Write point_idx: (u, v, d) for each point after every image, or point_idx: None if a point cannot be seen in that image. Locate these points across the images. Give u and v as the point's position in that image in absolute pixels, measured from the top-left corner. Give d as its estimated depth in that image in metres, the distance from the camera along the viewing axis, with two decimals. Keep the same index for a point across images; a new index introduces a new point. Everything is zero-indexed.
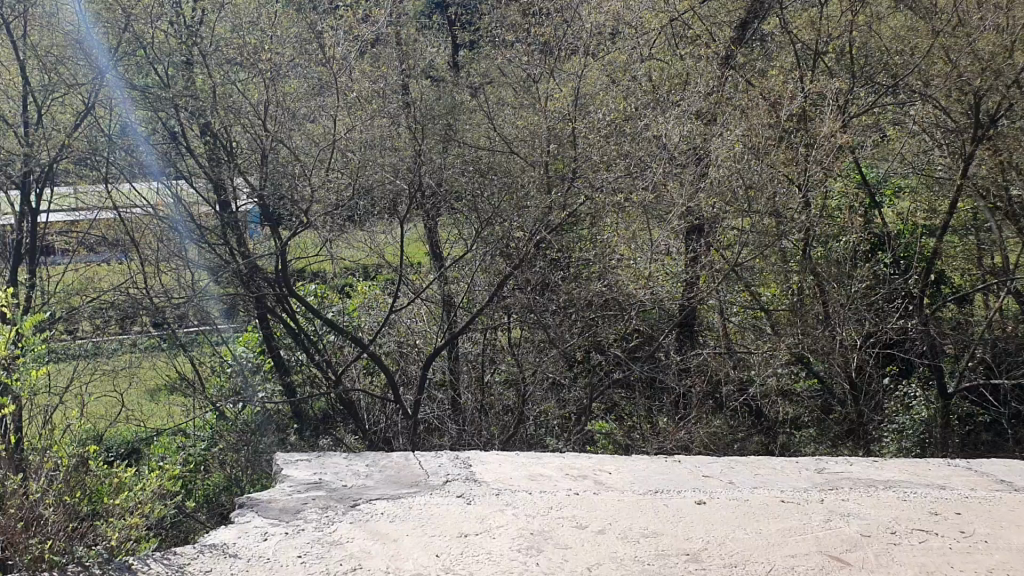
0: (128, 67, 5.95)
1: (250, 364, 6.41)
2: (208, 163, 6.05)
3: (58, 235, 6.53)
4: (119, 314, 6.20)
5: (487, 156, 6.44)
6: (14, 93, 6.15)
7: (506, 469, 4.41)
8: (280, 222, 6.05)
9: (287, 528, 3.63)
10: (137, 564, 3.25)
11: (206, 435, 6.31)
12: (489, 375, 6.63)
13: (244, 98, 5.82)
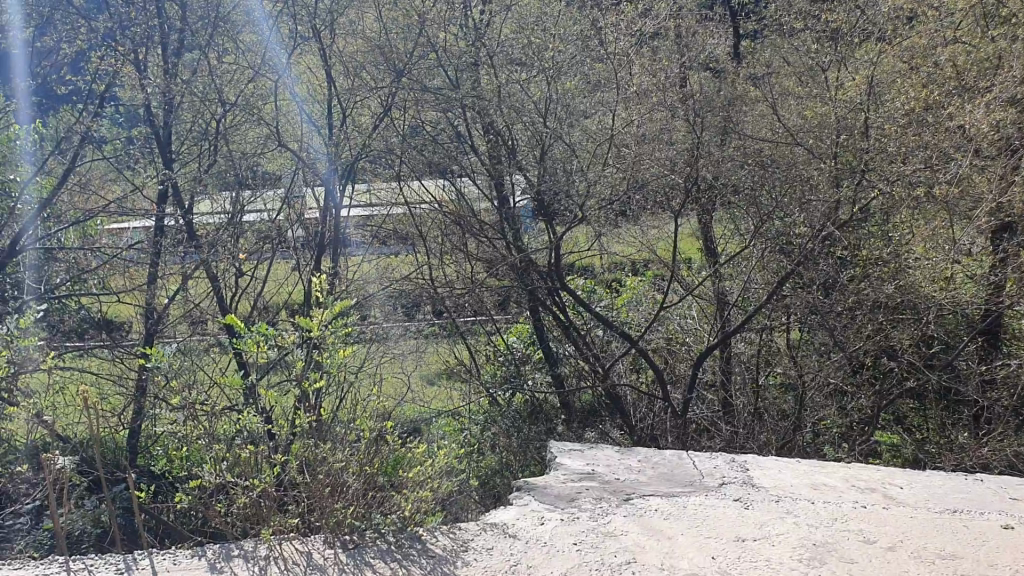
0: (423, 71, 6.27)
1: (518, 354, 6.77)
2: (488, 160, 6.25)
3: (358, 228, 6.83)
4: (411, 298, 6.57)
5: (770, 150, 6.06)
6: (321, 98, 6.68)
7: (786, 476, 4.23)
8: (555, 217, 6.15)
9: (563, 515, 3.69)
10: (427, 536, 3.51)
11: (482, 416, 6.61)
12: (764, 378, 6.46)
13: (525, 96, 5.99)
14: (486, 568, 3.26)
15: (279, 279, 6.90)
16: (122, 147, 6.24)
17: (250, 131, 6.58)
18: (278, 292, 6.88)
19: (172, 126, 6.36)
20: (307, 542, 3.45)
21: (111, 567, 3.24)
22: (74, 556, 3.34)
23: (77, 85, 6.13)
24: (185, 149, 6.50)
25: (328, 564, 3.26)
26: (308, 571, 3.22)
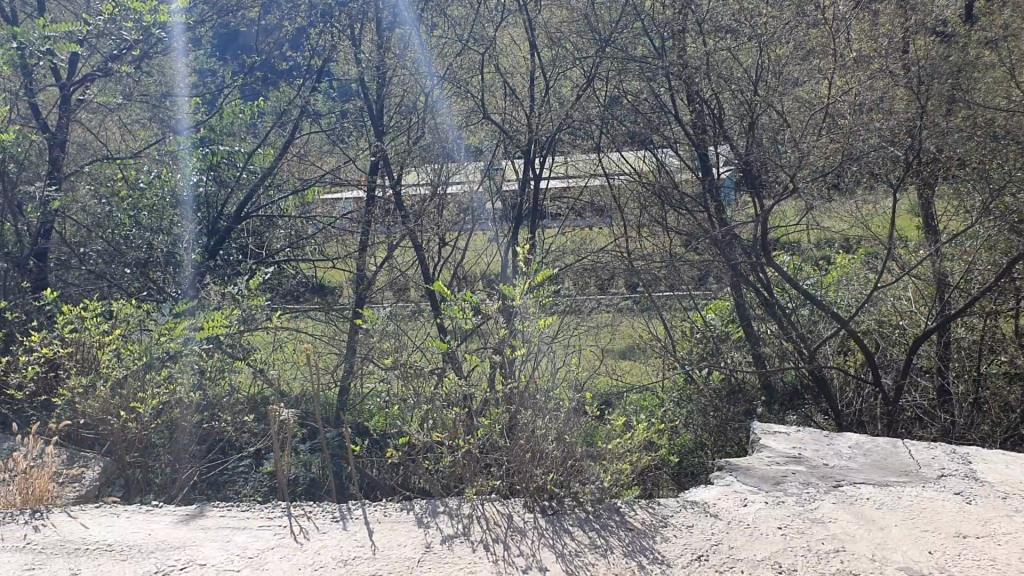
0: (629, 37, 6.19)
1: (717, 332, 6.43)
2: (692, 131, 6.11)
3: (551, 201, 6.82)
4: (603, 274, 6.48)
5: (1004, 118, 5.50)
6: (524, 70, 6.63)
7: (1015, 472, 3.91)
8: (762, 189, 5.91)
9: (767, 497, 3.57)
10: (626, 509, 3.50)
11: (678, 394, 6.41)
12: (986, 367, 5.94)
13: (736, 63, 5.86)
14: (686, 544, 3.21)
15: (478, 250, 6.78)
16: (337, 120, 6.59)
17: (457, 104, 6.63)
18: (475, 263, 6.78)
19: (384, 99, 6.58)
20: (507, 505, 3.55)
21: (328, 514, 3.51)
22: (295, 503, 3.65)
23: (298, 63, 6.69)
24: (394, 122, 6.62)
25: (527, 527, 3.33)
26: (509, 532, 3.29)
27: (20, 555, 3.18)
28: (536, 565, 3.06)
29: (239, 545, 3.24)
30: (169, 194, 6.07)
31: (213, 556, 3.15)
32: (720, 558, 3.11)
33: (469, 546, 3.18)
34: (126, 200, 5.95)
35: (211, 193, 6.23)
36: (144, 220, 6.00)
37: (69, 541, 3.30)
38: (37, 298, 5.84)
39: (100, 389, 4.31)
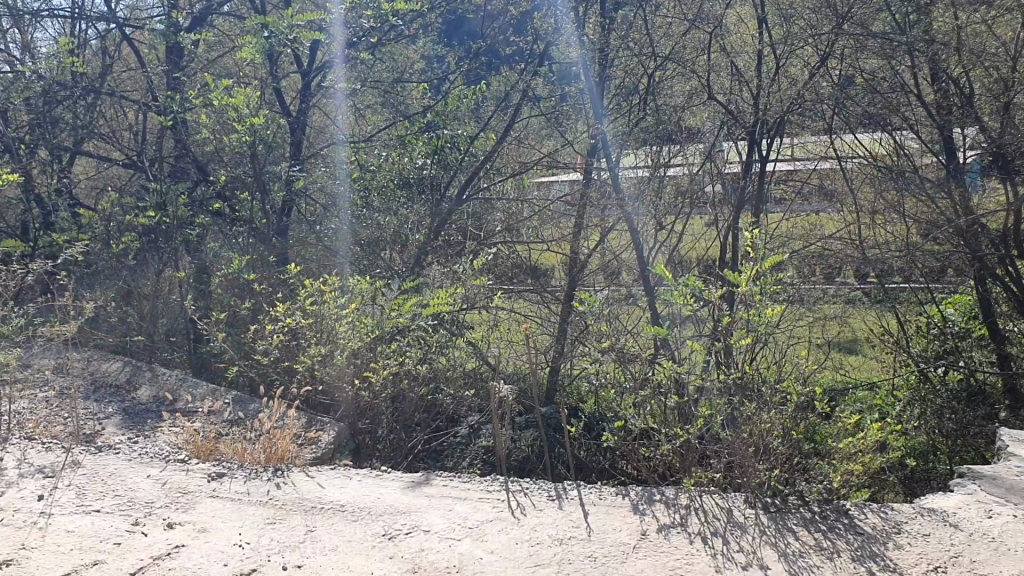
0: (868, 12, 5.82)
1: (956, 329, 5.96)
2: (935, 110, 5.78)
3: (776, 184, 6.34)
4: (832, 263, 6.11)
5: None
6: (751, 47, 6.28)
7: None
8: (1014, 174, 5.62)
9: (1017, 511, 3.28)
10: (855, 512, 3.32)
11: (910, 393, 5.93)
12: None
13: (991, 37, 5.49)
14: (921, 554, 3.00)
15: (695, 235, 6.41)
16: (557, 105, 6.57)
17: (680, 84, 6.37)
18: (693, 248, 6.42)
19: (606, 80, 6.39)
20: (726, 499, 3.46)
21: (545, 492, 3.56)
22: (514, 479, 3.72)
23: (521, 48, 6.76)
24: (614, 105, 6.40)
25: (748, 523, 3.22)
26: (728, 527, 3.20)
27: (263, 509, 3.43)
28: (756, 563, 2.95)
29: (461, 515, 3.34)
30: (397, 176, 6.39)
31: (436, 523, 3.26)
32: (959, 571, 2.89)
33: (686, 538, 3.11)
34: (358, 180, 6.46)
35: (434, 176, 6.49)
36: (372, 201, 6.38)
37: (306, 499, 3.52)
38: (281, 271, 6.27)
39: (338, 357, 4.71)
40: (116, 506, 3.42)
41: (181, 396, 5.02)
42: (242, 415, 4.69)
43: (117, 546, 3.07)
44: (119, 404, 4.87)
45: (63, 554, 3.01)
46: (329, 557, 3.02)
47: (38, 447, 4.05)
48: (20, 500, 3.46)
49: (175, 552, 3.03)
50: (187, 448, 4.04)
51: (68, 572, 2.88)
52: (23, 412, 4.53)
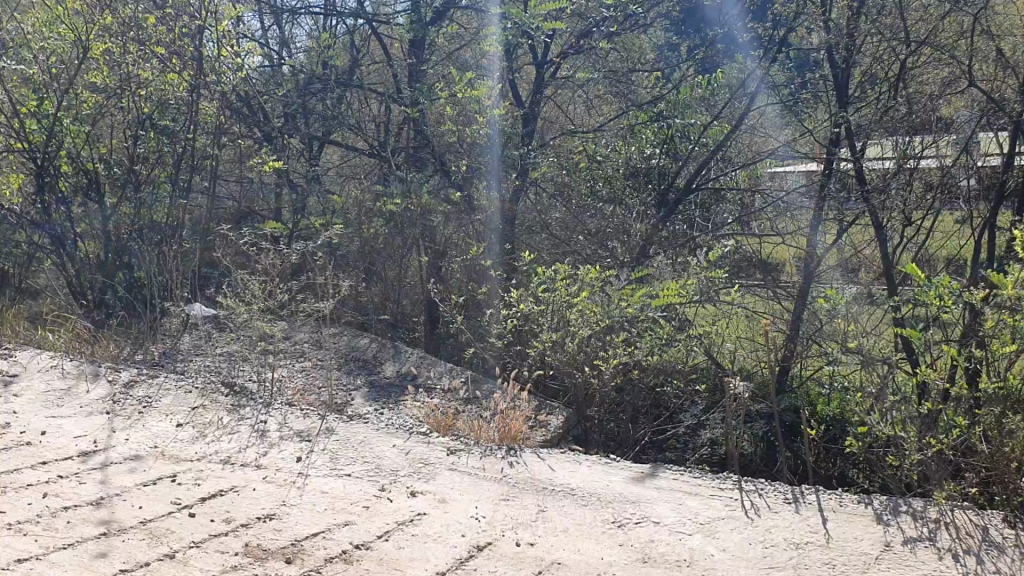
0: None
1: None
2: None
3: None
4: None
5: None
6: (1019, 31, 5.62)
7: None
8: None
9: None
10: None
11: None
12: None
13: None
14: None
15: (946, 233, 5.87)
16: (797, 91, 6.34)
17: (934, 73, 5.81)
18: (942, 246, 5.92)
19: (853, 68, 6.04)
20: (982, 516, 3.24)
21: (781, 494, 3.47)
22: (746, 479, 3.66)
23: (759, 33, 6.48)
24: (860, 95, 6.05)
25: (1006, 545, 3.02)
26: (984, 546, 3.00)
27: (498, 485, 3.55)
28: None
29: (692, 510, 3.32)
30: (623, 166, 6.43)
31: (667, 516, 3.25)
32: None
33: (935, 553, 2.95)
34: (583, 170, 6.51)
35: (662, 166, 6.43)
36: (601, 192, 6.41)
37: (539, 479, 3.62)
38: (517, 258, 6.50)
39: (569, 344, 4.83)
40: (364, 472, 3.69)
41: (422, 373, 5.30)
42: (477, 394, 4.88)
43: (366, 509, 3.32)
44: (366, 377, 5.20)
45: (319, 513, 3.29)
46: (560, 538, 3.10)
47: (297, 412, 4.41)
48: (281, 461, 3.80)
49: (417, 520, 3.23)
50: (428, 423, 4.27)
51: (323, 530, 3.14)
52: (284, 379, 4.94)
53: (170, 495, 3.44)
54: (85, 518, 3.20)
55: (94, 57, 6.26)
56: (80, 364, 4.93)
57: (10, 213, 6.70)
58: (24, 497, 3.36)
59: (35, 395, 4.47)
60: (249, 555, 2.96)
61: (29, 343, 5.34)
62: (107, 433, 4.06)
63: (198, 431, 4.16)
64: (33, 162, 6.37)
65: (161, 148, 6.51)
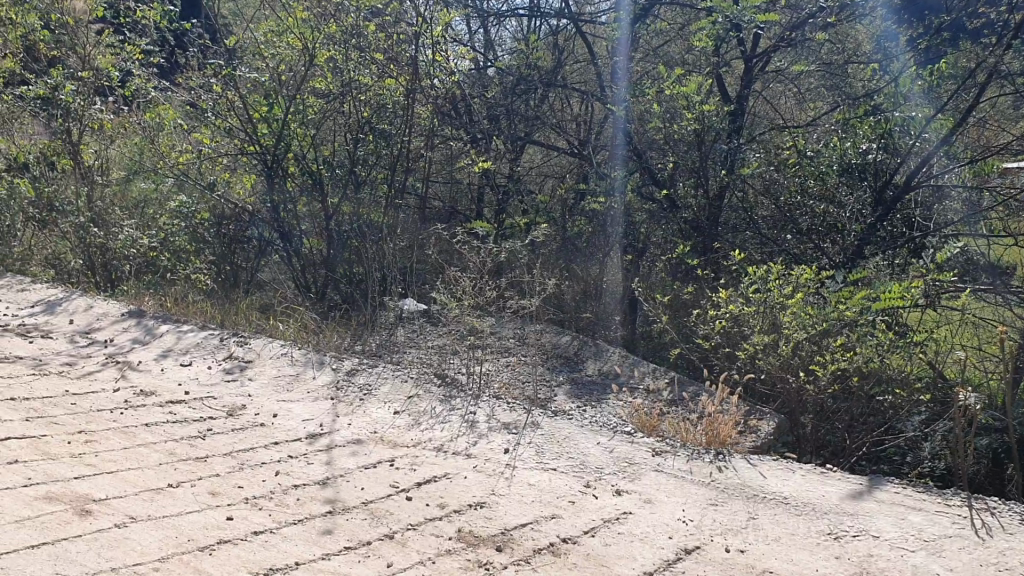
0: None
1: None
2: None
3: None
4: None
5: None
6: None
7: None
8: None
9: None
10: None
11: None
12: None
13: None
14: None
15: None
16: None
17: None
18: None
19: None
20: None
21: (1016, 515, 3.34)
22: (976, 496, 3.52)
23: (990, 20, 6.05)
24: None
25: None
26: None
27: (706, 489, 3.53)
28: None
29: (916, 526, 3.23)
30: (838, 162, 6.10)
31: (888, 530, 3.18)
32: None
33: None
34: (794, 167, 6.24)
35: (880, 161, 6.08)
36: (812, 188, 6.16)
37: (749, 485, 3.56)
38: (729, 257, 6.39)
39: (782, 347, 4.68)
40: (570, 467, 3.76)
41: (626, 371, 5.31)
42: (682, 396, 4.83)
43: (572, 504, 3.41)
44: (570, 374, 5.26)
45: (527, 504, 3.43)
46: (772, 547, 3.07)
47: (505, 406, 4.52)
48: (491, 451, 3.94)
49: (623, 518, 3.29)
50: (634, 422, 4.26)
51: (532, 522, 3.27)
52: (492, 373, 5.07)
53: (389, 478, 3.67)
54: (313, 497, 3.50)
55: (318, 65, 6.64)
56: (307, 352, 5.26)
57: (244, 210, 7.24)
58: (260, 474, 3.68)
59: (268, 379, 4.82)
60: (462, 540, 3.16)
61: (261, 331, 5.70)
62: (331, 417, 4.33)
63: (414, 419, 4.35)
64: (264, 164, 6.79)
65: (378, 150, 6.80)
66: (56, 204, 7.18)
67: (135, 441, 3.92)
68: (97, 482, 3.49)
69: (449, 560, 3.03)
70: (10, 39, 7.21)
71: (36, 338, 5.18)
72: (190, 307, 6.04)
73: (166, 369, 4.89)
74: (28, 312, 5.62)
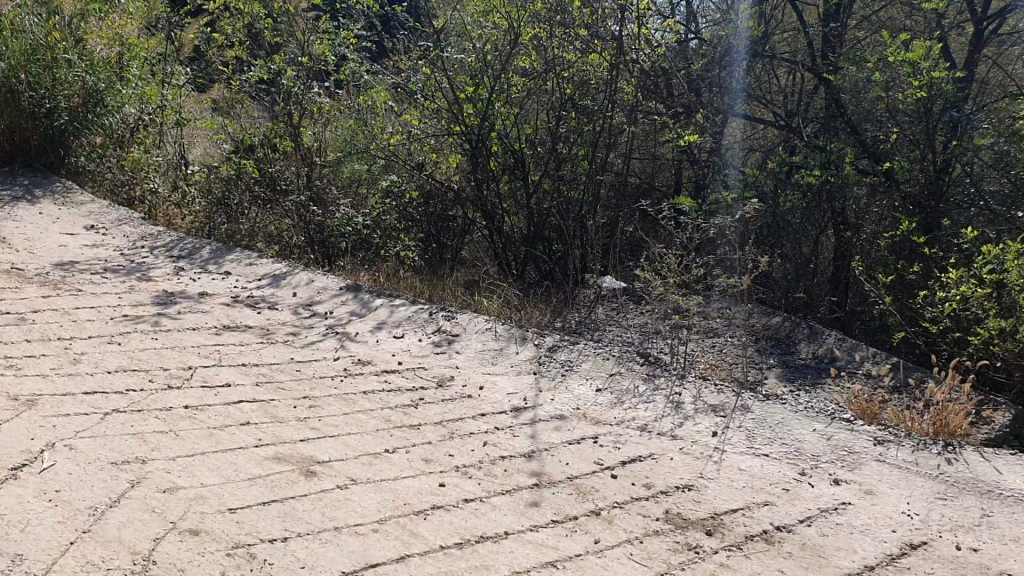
0: None
1: None
2: None
3: None
4: None
5: None
6: None
7: None
8: None
9: None
10: None
11: None
12: None
13: None
14: None
15: None
16: None
17: None
18: None
19: None
20: None
21: None
22: None
23: None
24: None
25: None
26: None
27: (932, 482, 3.48)
28: None
29: None
30: None
31: None
32: None
33: None
34: None
35: None
36: None
37: (984, 480, 3.49)
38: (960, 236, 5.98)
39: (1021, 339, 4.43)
40: (783, 453, 3.71)
41: (842, 355, 5.06)
42: (906, 382, 4.62)
43: (786, 491, 3.41)
44: (780, 355, 5.05)
45: (738, 488, 3.43)
46: (1007, 548, 3.04)
47: (712, 387, 4.42)
48: (698, 434, 3.89)
49: (841, 508, 3.29)
50: (853, 410, 4.08)
51: (745, 508, 3.29)
52: (698, 353, 4.95)
53: (593, 455, 3.69)
54: (519, 468, 3.55)
55: (523, 43, 6.67)
56: (511, 327, 5.33)
57: (450, 188, 7.43)
58: (469, 444, 3.78)
59: (473, 353, 4.94)
60: (671, 522, 3.18)
61: (467, 306, 5.84)
62: (534, 392, 4.38)
63: (617, 397, 4.33)
64: (470, 144, 6.95)
65: (581, 127, 6.77)
66: (279, 183, 7.64)
67: (353, 407, 4.12)
68: (319, 445, 3.69)
69: (658, 541, 3.07)
70: (237, 27, 7.69)
71: (263, 309, 5.54)
72: (401, 283, 6.27)
73: (380, 341, 5.11)
74: (256, 285, 6.02)
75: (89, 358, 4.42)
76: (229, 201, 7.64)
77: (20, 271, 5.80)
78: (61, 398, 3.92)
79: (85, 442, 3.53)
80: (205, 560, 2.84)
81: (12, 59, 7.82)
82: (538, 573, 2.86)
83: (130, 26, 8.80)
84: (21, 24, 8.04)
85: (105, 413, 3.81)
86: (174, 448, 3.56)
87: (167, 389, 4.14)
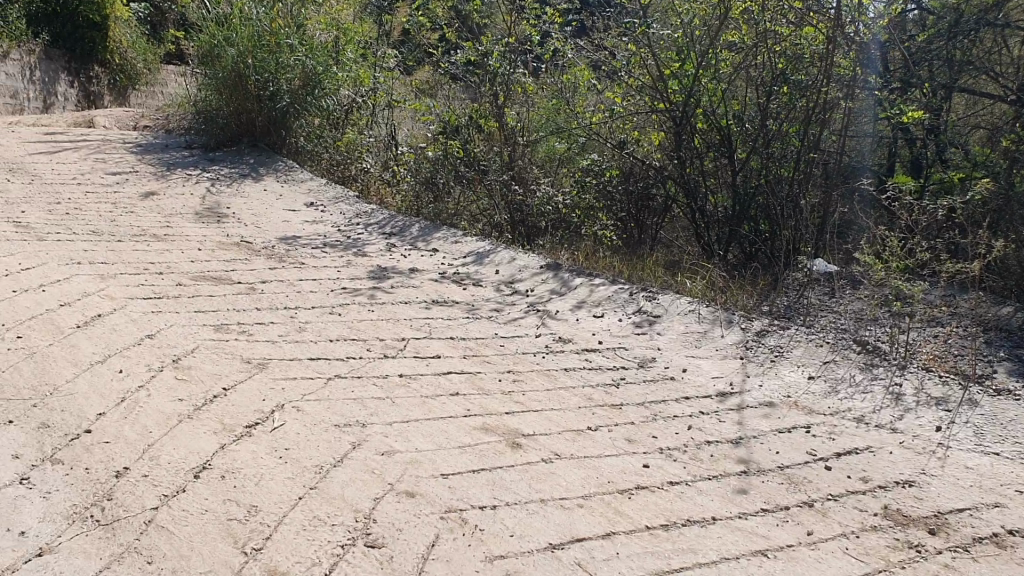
0: None
1: None
2: None
3: None
4: None
5: None
6: None
7: None
8: None
9: None
10: None
11: None
12: None
13: None
14: None
15: None
16: None
17: None
18: None
19: None
20: None
21: None
22: None
23: None
24: None
25: None
26: None
27: None
28: None
29: None
30: None
31: None
32: None
33: None
34: None
35: None
36: None
37: None
38: None
39: None
40: (1017, 453, 3.46)
41: None
42: None
43: (1019, 494, 3.18)
44: (1012, 349, 4.68)
45: (964, 487, 3.23)
46: None
47: (936, 379, 4.18)
48: (920, 428, 3.69)
49: None
50: None
51: (973, 508, 3.10)
52: (919, 343, 4.67)
53: (806, 444, 3.58)
54: (726, 454, 3.50)
55: (734, 17, 6.53)
56: (716, 309, 5.22)
57: (653, 168, 7.29)
58: (673, 426, 3.75)
59: (677, 334, 4.89)
60: (891, 518, 3.04)
61: (668, 286, 5.77)
62: (741, 377, 4.29)
63: (830, 386, 4.17)
64: (674, 121, 6.83)
65: (793, 102, 6.45)
66: (482, 162, 7.86)
67: (557, 383, 4.19)
68: (526, 418, 3.77)
69: (875, 536, 2.95)
70: (446, 9, 7.98)
71: (470, 285, 5.71)
72: (602, 263, 6.29)
73: (581, 319, 5.15)
74: (462, 261, 6.21)
75: (312, 326, 4.71)
76: (435, 181, 7.86)
77: (249, 243, 6.25)
78: (289, 361, 4.21)
79: (311, 404, 3.77)
80: (421, 521, 2.97)
81: (240, 45, 8.38)
82: (748, 560, 2.82)
83: (346, 11, 9.27)
84: (249, 13, 8.68)
85: (328, 378, 4.05)
86: (391, 414, 3.73)
87: (384, 357, 4.36)
